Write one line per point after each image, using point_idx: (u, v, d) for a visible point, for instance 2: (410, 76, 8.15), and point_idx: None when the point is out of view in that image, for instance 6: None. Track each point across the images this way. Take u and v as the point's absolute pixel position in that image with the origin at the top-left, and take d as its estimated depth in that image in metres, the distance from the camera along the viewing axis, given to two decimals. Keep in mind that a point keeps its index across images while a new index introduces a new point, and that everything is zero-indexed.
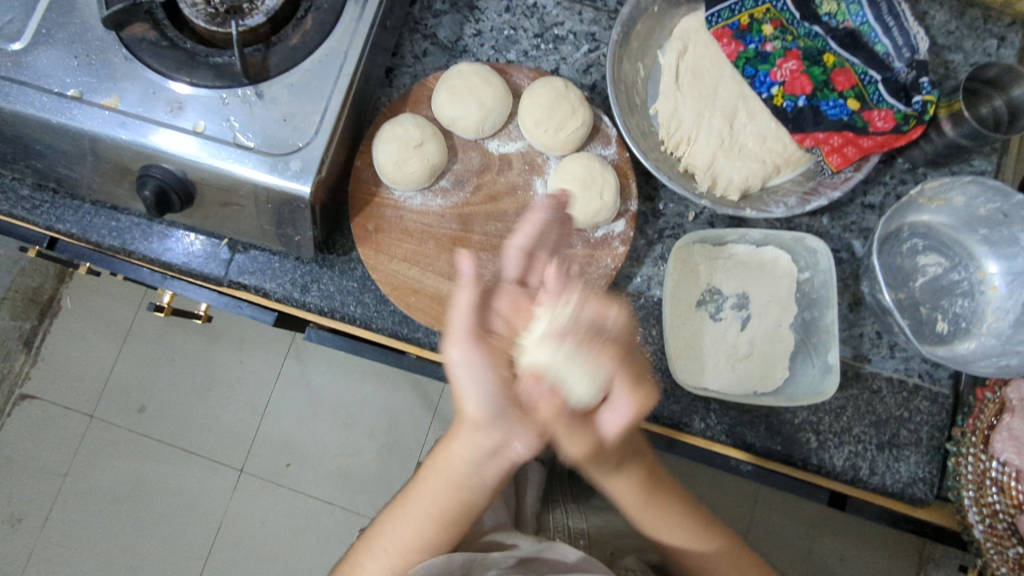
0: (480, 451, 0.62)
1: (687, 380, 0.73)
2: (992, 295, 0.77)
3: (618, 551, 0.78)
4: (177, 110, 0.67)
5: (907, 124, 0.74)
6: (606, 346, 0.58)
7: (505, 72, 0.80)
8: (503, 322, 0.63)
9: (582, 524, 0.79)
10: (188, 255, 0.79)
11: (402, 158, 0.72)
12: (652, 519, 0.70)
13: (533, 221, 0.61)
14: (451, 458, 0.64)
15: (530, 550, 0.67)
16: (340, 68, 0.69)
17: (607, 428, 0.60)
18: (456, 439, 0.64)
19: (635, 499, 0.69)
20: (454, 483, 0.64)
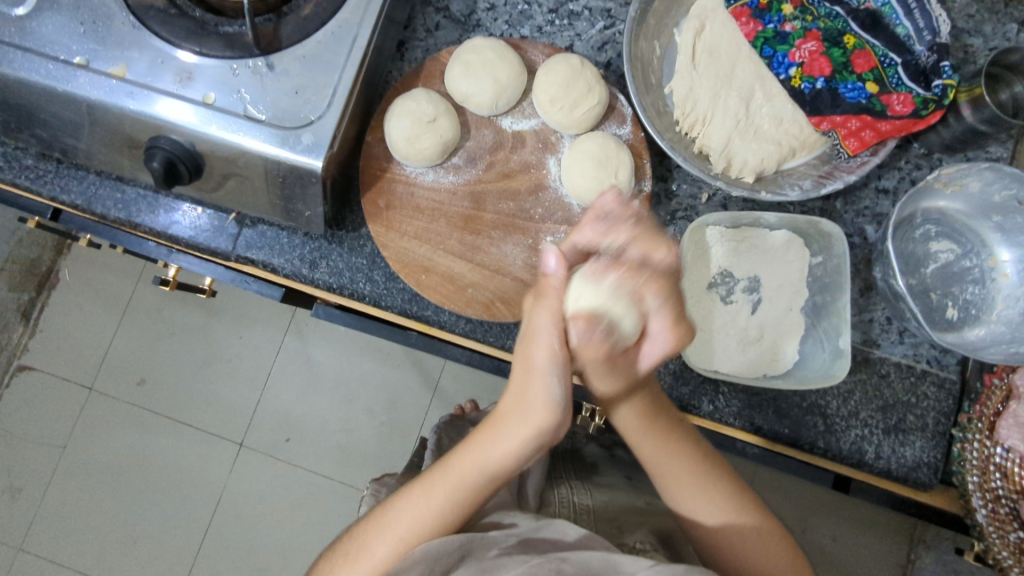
0: (521, 441, 0.62)
1: (698, 361, 0.73)
2: (1003, 282, 0.77)
3: (624, 521, 0.76)
4: (186, 80, 0.66)
5: (926, 108, 0.73)
6: (651, 278, 0.61)
7: (519, 48, 0.79)
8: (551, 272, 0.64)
9: (585, 501, 0.77)
10: (195, 229, 0.78)
11: (415, 134, 0.71)
12: (661, 446, 0.69)
13: (597, 214, 0.65)
14: (490, 447, 0.63)
15: (529, 529, 0.65)
16: (353, 40, 0.68)
17: (646, 360, 0.63)
18: (489, 433, 0.64)
19: (641, 427, 0.69)
20: (484, 464, 0.63)
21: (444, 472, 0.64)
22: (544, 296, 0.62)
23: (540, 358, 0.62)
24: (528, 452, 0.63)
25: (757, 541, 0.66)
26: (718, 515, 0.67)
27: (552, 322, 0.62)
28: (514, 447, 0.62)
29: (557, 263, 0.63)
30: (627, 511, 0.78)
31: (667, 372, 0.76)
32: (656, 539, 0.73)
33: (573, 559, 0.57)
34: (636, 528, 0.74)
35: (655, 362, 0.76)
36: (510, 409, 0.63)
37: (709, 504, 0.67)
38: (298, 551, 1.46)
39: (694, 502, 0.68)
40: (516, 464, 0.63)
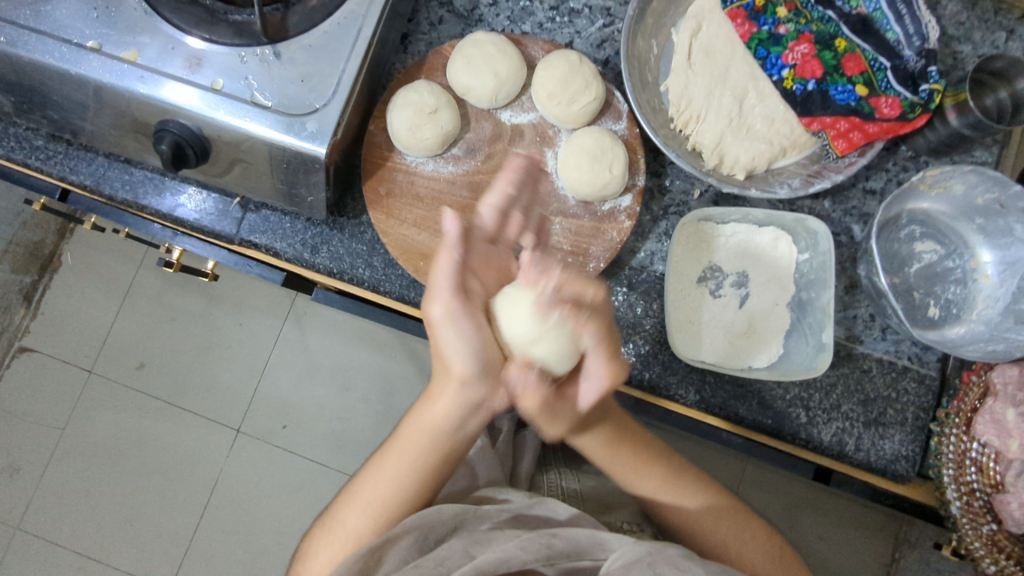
0: (451, 400, 0.65)
1: (685, 352, 0.76)
2: (984, 283, 0.80)
3: (615, 501, 0.80)
4: (196, 66, 0.68)
5: (913, 111, 0.76)
6: (591, 319, 0.62)
7: (519, 43, 0.81)
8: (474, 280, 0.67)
9: (574, 486, 0.80)
10: (201, 213, 0.80)
11: (416, 125, 0.73)
12: (644, 471, 0.71)
13: (505, 180, 0.64)
14: (429, 410, 0.66)
15: (520, 505, 0.67)
16: (359, 31, 0.70)
17: (582, 401, 0.64)
18: (432, 390, 0.67)
19: (604, 452, 0.70)
20: (432, 434, 0.66)
21: (398, 443, 0.67)
22: (442, 255, 0.62)
23: (438, 312, 0.63)
24: (460, 408, 0.65)
25: (732, 526, 0.71)
26: (700, 502, 0.72)
27: (468, 325, 0.63)
28: (444, 404, 0.65)
29: (453, 227, 0.61)
30: (614, 488, 0.82)
31: (655, 362, 0.78)
32: (642, 519, 0.78)
33: (564, 534, 0.59)
34: (625, 510, 0.79)
35: (644, 353, 0.78)
36: (441, 372, 0.65)
37: (692, 497, 0.72)
38: (292, 535, 1.48)
39: (673, 501, 0.72)
40: (449, 407, 0.65)
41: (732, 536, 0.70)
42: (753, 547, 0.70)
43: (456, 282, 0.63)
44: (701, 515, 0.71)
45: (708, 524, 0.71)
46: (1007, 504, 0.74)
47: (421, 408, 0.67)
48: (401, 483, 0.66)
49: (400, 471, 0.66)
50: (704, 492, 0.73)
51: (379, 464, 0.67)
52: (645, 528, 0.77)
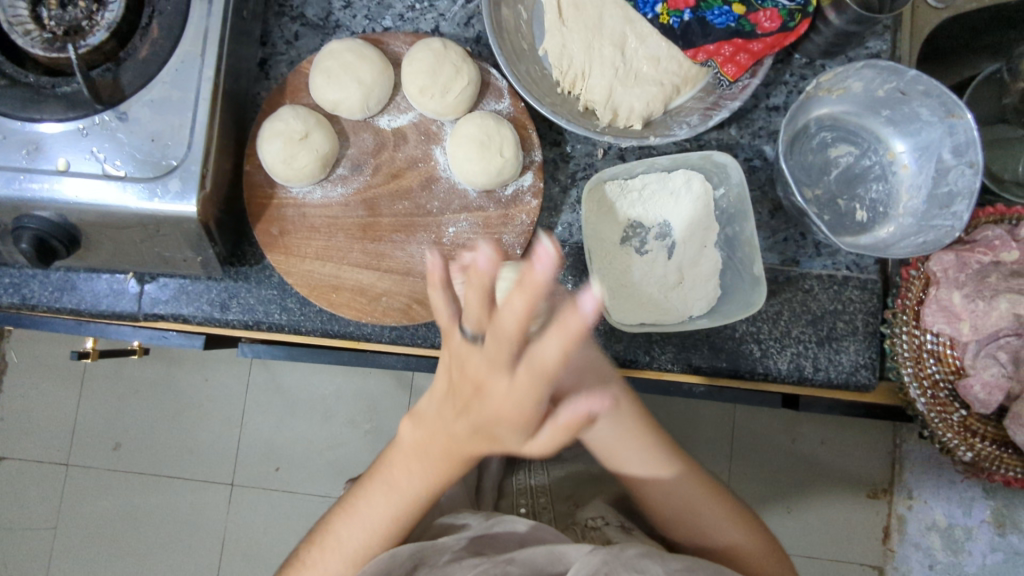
0: (445, 471, 0.61)
1: (621, 319, 0.73)
2: (904, 173, 0.78)
3: (588, 505, 0.78)
4: (36, 152, 0.63)
5: (793, 20, 0.72)
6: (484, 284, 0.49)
7: (380, 42, 0.75)
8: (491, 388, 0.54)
9: (544, 482, 0.83)
10: (95, 296, 0.75)
11: (290, 154, 0.68)
12: (627, 447, 0.69)
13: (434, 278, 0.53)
14: (409, 461, 0.63)
15: (479, 529, 0.67)
16: (200, 72, 0.65)
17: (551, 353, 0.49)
18: (412, 454, 0.62)
19: (603, 404, 0.67)
20: (414, 484, 0.63)
21: (378, 486, 0.64)
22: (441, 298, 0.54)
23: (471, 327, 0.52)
24: (450, 479, 0.62)
25: (701, 496, 0.70)
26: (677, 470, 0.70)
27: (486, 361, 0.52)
28: (438, 459, 0.61)
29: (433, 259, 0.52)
30: (585, 487, 0.83)
31: (599, 333, 0.76)
32: (619, 514, 0.75)
33: (519, 559, 0.57)
34: (598, 505, 0.77)
35: (585, 328, 0.76)
36: (429, 421, 0.61)
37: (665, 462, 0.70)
38: None
39: (643, 467, 0.70)
40: (426, 483, 0.62)
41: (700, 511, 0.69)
42: (720, 526, 0.68)
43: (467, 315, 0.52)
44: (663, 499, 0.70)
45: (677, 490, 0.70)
46: (970, 387, 0.74)
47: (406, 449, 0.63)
48: (386, 524, 0.64)
49: (382, 501, 0.64)
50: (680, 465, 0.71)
51: (371, 494, 0.64)
52: (610, 520, 0.74)
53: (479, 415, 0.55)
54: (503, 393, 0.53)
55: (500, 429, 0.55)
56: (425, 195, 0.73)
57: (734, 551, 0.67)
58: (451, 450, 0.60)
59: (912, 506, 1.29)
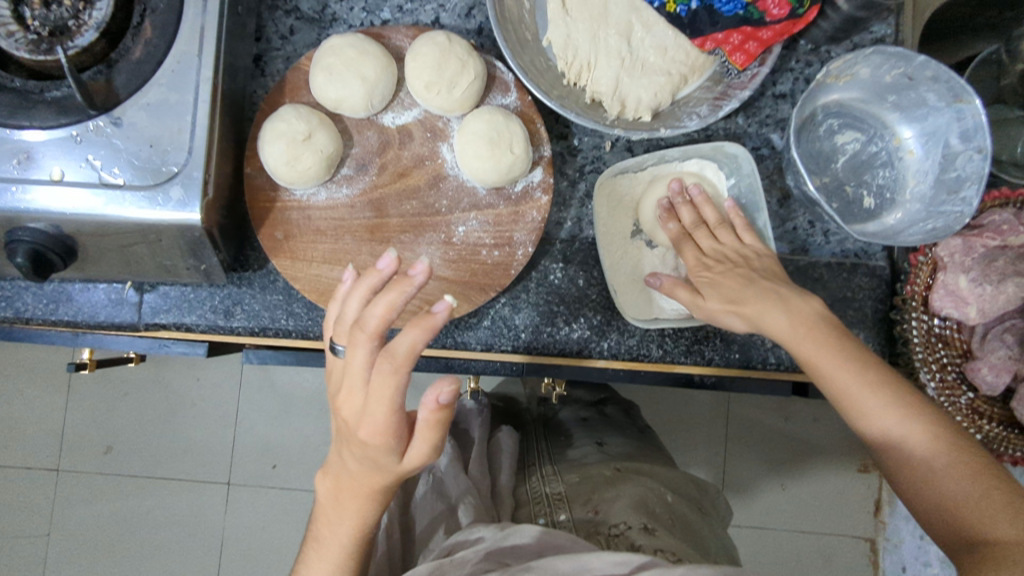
0: (360, 511, 0.57)
1: (634, 314, 0.74)
2: (910, 159, 0.78)
3: (610, 508, 0.78)
4: (26, 161, 0.60)
5: (802, 6, 0.70)
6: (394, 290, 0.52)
7: (380, 36, 0.73)
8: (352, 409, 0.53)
9: (559, 488, 0.85)
10: (93, 306, 0.73)
11: (293, 157, 0.66)
12: (872, 399, 0.55)
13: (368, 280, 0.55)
14: (332, 518, 0.58)
15: (495, 540, 0.65)
16: (198, 74, 0.62)
17: (401, 351, 0.49)
18: (329, 509, 0.58)
19: (800, 336, 0.59)
20: (345, 536, 0.59)
21: (316, 550, 0.60)
22: (360, 289, 0.55)
23: (372, 325, 0.51)
24: (371, 519, 0.58)
25: (933, 453, 0.52)
26: (906, 437, 0.54)
27: (359, 358, 0.52)
28: (353, 506, 0.57)
29: (389, 261, 0.54)
30: (603, 488, 0.83)
31: (612, 329, 0.76)
32: (641, 517, 0.76)
33: (537, 566, 0.56)
34: (618, 510, 0.77)
35: (598, 324, 0.76)
36: (331, 480, 0.58)
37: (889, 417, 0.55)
38: None
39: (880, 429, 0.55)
40: (352, 529, 0.58)
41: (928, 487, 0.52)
42: (952, 496, 0.50)
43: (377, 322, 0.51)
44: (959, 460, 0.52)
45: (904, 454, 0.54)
46: (978, 370, 0.75)
47: (326, 511, 0.59)
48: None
49: (324, 567, 0.59)
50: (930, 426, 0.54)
51: (309, 558, 0.60)
52: (632, 523, 0.74)
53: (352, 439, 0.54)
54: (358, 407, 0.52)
55: (371, 451, 0.53)
56: (433, 194, 0.71)
57: (961, 523, 0.49)
58: (353, 484, 0.56)
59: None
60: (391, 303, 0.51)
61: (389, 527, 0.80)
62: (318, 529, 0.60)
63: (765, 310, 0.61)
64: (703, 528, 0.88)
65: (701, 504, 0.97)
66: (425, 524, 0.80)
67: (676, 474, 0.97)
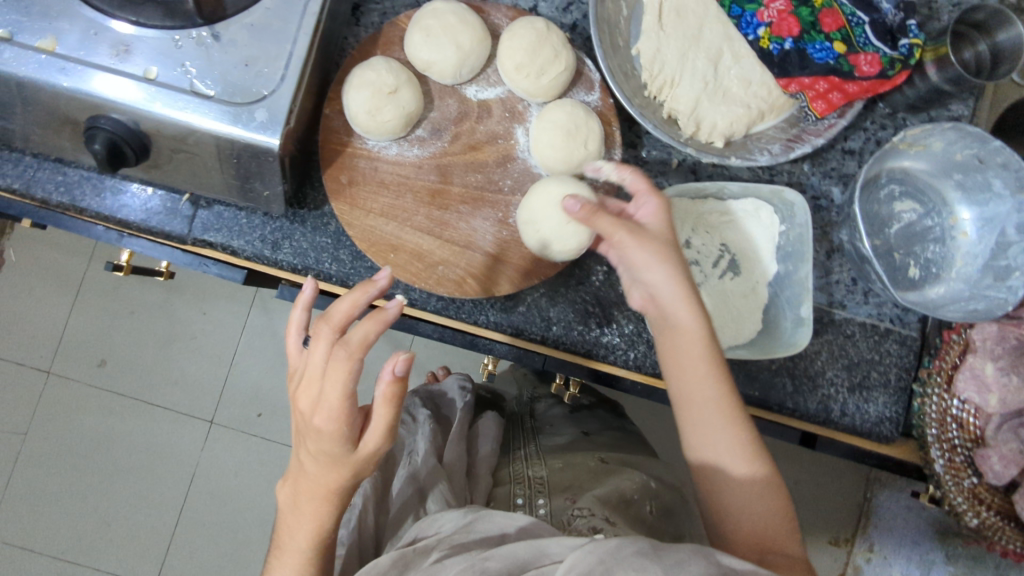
0: (318, 514, 0.58)
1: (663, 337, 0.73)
2: (963, 240, 0.78)
3: (581, 496, 0.79)
4: (124, 54, 0.61)
5: (892, 69, 0.73)
6: (357, 292, 0.57)
7: (481, 11, 0.74)
8: (308, 400, 0.56)
9: (539, 472, 0.85)
10: (146, 212, 0.74)
11: (376, 107, 0.67)
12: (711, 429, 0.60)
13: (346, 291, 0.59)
14: (294, 517, 0.59)
15: (460, 527, 0.64)
16: (305, 7, 0.64)
17: (354, 339, 0.53)
18: (288, 515, 0.60)
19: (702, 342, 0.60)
20: (310, 532, 0.59)
21: (280, 547, 0.61)
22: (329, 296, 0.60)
23: (335, 317, 0.56)
24: (328, 524, 0.59)
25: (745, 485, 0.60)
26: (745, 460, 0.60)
27: (320, 351, 0.56)
28: (310, 507, 0.58)
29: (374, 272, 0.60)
30: (580, 479, 0.84)
31: (640, 341, 0.76)
32: (608, 507, 0.77)
33: (496, 556, 0.55)
34: (588, 498, 0.78)
35: (628, 333, 0.76)
36: (292, 492, 0.60)
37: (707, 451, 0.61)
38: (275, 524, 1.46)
39: (699, 452, 0.62)
40: (316, 523, 0.58)
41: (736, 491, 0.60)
42: (750, 501, 0.60)
43: (337, 316, 0.56)
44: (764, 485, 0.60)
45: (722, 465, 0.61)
46: (987, 458, 0.75)
47: (287, 514, 0.60)
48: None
49: (290, 564, 0.59)
50: (763, 460, 0.61)
51: (273, 563, 0.61)
52: (598, 510, 0.75)
53: (310, 435, 0.56)
54: (313, 396, 0.55)
55: (323, 442, 0.55)
56: (498, 173, 0.72)
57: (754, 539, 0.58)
58: (314, 486, 0.57)
59: (870, 560, 1.29)
60: (355, 299, 0.56)
61: (361, 517, 0.78)
62: (282, 532, 0.61)
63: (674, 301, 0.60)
64: (684, 520, 0.87)
65: (684, 493, 0.96)
66: (398, 506, 0.78)
67: (658, 463, 0.98)
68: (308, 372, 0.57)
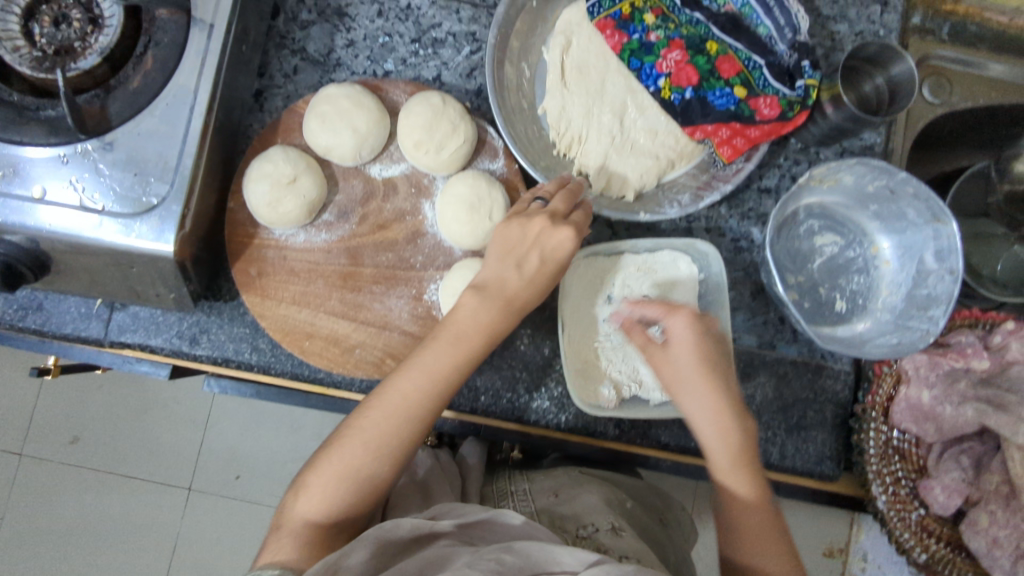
0: (443, 357, 0.60)
1: (585, 400, 0.72)
2: (886, 269, 0.79)
3: (578, 500, 0.74)
4: (13, 176, 0.61)
5: (792, 110, 0.72)
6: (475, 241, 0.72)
7: (378, 89, 0.74)
8: (524, 240, 0.64)
9: (522, 485, 0.78)
10: (62, 319, 0.73)
11: (276, 199, 0.67)
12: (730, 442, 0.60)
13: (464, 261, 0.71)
14: (403, 379, 0.59)
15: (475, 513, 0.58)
16: (191, 110, 0.63)
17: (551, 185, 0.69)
18: (410, 362, 0.60)
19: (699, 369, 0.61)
20: (417, 407, 0.58)
21: (375, 402, 0.59)
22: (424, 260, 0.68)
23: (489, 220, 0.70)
24: (457, 379, 0.60)
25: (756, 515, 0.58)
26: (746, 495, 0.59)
27: (510, 227, 0.65)
28: (434, 363, 0.60)
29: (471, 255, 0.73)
30: (566, 484, 0.77)
31: (569, 401, 0.76)
32: (610, 515, 0.71)
33: (516, 548, 0.50)
34: (587, 504, 0.72)
35: (557, 395, 0.76)
36: (425, 342, 0.61)
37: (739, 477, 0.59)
38: None
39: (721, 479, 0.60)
40: (427, 388, 0.59)
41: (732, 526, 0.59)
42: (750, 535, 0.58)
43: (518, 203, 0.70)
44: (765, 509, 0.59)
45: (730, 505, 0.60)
46: (930, 489, 0.74)
47: (397, 377, 0.59)
48: (378, 441, 0.57)
49: (357, 452, 0.57)
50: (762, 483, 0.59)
51: (367, 409, 0.58)
52: (602, 524, 0.69)
53: (506, 249, 0.64)
54: (540, 227, 0.63)
55: (529, 266, 0.63)
56: (410, 249, 0.72)
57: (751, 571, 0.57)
58: (495, 293, 0.63)
59: (866, 570, 1.22)
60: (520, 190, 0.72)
61: None
62: (387, 381, 0.59)
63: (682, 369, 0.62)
64: (665, 542, 0.81)
65: (664, 514, 0.89)
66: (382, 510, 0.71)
67: (643, 483, 0.90)
68: (528, 214, 0.65)
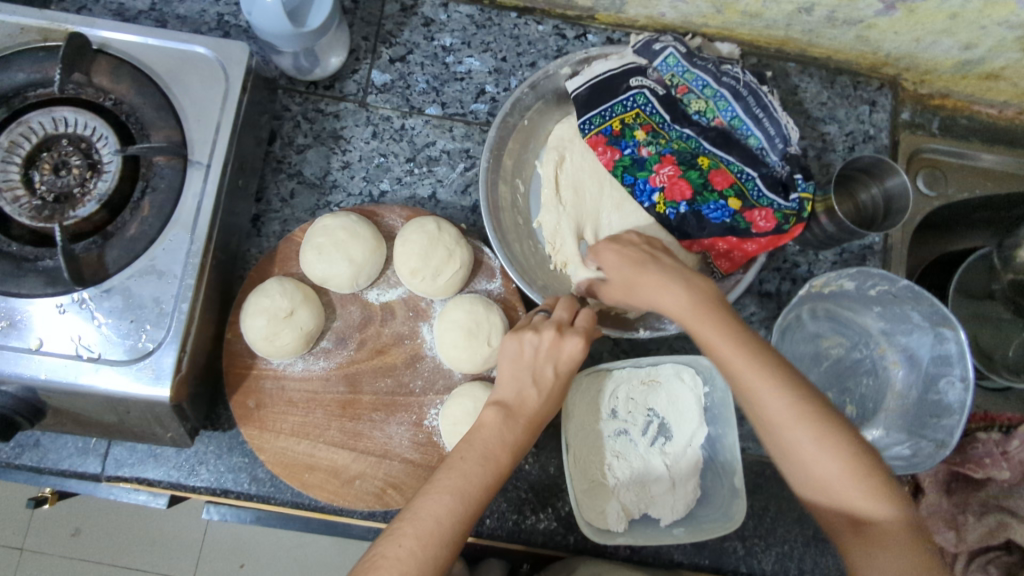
0: (474, 475, 0.56)
1: (593, 521, 0.69)
2: (895, 370, 0.78)
3: None
4: (9, 328, 0.61)
5: (787, 222, 0.72)
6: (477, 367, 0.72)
7: (375, 214, 0.75)
8: (537, 346, 0.62)
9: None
10: (58, 455, 0.72)
11: (273, 332, 0.67)
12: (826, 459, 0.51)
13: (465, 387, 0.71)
14: (432, 496, 0.54)
15: None
16: (187, 255, 0.64)
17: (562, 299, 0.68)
18: (436, 481, 0.55)
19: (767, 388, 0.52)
20: (452, 519, 0.53)
21: (405, 520, 0.53)
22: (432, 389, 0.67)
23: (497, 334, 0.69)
24: (484, 501, 0.56)
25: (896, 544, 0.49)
26: (887, 513, 0.50)
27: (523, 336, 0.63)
28: (469, 476, 0.56)
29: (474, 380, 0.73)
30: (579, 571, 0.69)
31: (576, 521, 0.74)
32: None
33: None
34: None
35: (567, 514, 0.75)
36: (452, 458, 0.57)
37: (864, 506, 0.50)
38: None
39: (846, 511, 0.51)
40: (459, 505, 0.54)
41: (880, 556, 0.49)
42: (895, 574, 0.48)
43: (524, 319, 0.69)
44: (913, 528, 0.50)
45: (870, 533, 0.50)
46: None
47: (431, 488, 0.55)
48: (416, 569, 0.50)
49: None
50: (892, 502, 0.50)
51: (398, 529, 0.53)
52: None
53: (519, 364, 0.62)
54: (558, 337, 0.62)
55: (546, 379, 0.61)
56: (410, 373, 0.72)
57: None
58: (519, 413, 0.60)
59: None
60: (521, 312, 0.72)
61: None
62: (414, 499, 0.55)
63: (766, 391, 0.52)
64: None
65: None
66: None
67: None
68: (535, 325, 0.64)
